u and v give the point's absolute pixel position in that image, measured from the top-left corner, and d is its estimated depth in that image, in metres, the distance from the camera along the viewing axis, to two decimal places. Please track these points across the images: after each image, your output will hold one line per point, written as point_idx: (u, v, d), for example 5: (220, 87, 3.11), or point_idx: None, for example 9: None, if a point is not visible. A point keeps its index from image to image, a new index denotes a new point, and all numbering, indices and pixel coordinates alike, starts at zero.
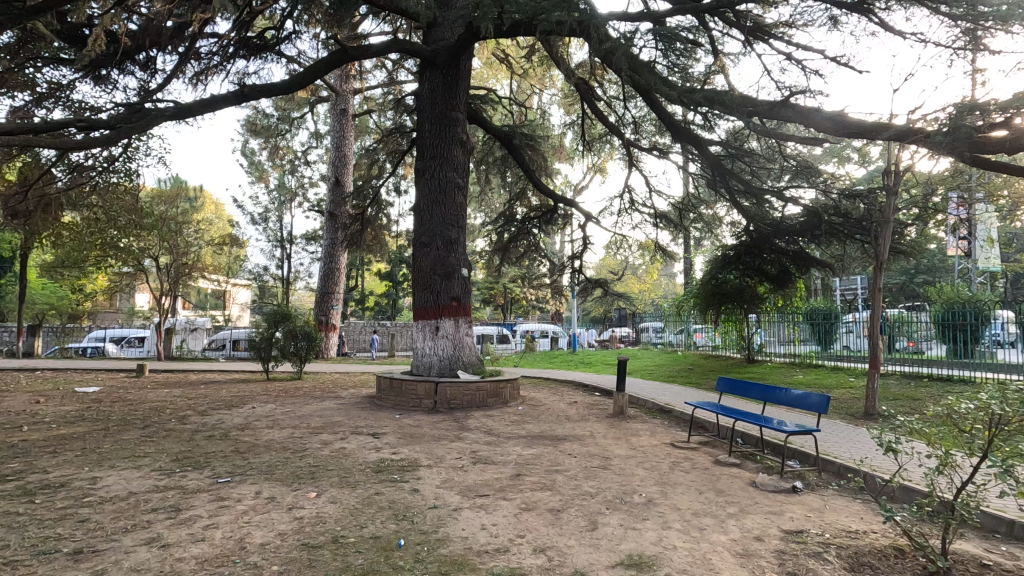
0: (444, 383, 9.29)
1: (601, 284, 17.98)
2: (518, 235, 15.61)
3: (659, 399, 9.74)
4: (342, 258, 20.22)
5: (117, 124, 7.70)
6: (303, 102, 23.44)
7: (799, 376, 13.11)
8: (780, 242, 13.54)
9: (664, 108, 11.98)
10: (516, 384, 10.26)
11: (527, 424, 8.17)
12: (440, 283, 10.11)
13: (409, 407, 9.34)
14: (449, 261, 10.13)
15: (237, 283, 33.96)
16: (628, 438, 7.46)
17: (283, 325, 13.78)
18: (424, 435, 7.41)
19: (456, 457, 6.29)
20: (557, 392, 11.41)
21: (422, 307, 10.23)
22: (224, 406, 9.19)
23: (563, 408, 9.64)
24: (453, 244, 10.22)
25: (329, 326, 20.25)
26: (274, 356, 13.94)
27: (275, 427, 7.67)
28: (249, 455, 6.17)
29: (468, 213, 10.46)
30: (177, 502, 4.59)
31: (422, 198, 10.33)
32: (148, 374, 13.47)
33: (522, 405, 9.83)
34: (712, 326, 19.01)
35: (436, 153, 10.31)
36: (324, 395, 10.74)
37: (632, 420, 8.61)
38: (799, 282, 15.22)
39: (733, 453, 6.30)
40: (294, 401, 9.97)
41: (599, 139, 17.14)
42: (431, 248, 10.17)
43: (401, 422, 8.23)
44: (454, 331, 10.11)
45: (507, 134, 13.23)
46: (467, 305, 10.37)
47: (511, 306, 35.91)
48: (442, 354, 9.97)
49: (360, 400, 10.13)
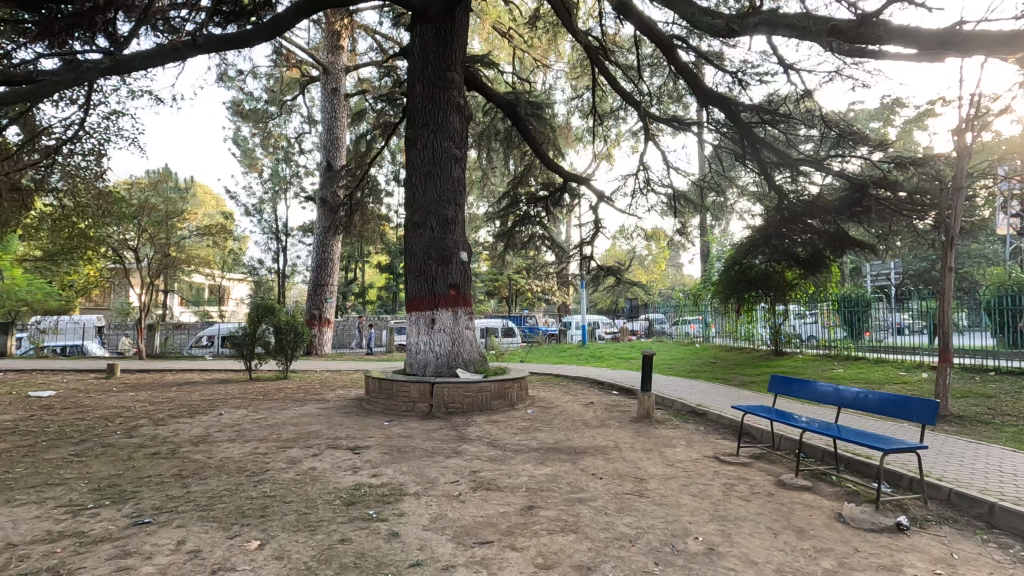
0: (440, 384, 8.02)
1: (613, 272, 16.63)
2: (524, 219, 14.28)
3: (690, 400, 8.48)
4: (335, 248, 18.99)
5: (39, 78, 6.40)
6: (293, 83, 22.04)
7: (837, 370, 11.77)
8: (815, 221, 12.24)
9: (688, 66, 10.60)
10: (524, 384, 8.99)
11: (539, 432, 6.90)
12: (436, 269, 8.81)
13: (401, 412, 8.07)
14: (445, 245, 8.84)
15: (232, 277, 32.75)
16: (662, 450, 6.17)
17: (267, 320, 12.52)
18: (416, 449, 6.15)
19: (452, 480, 5.02)
20: (570, 392, 10.12)
21: (416, 298, 8.95)
22: (187, 413, 7.94)
23: (579, 411, 8.35)
24: (450, 225, 8.94)
25: (320, 321, 18.96)
26: (257, 354, 12.72)
27: (238, 440, 6.41)
28: (190, 482, 4.90)
29: (467, 189, 9.15)
30: (63, 562, 3.32)
31: (414, 171, 9.02)
32: (119, 374, 12.28)
33: (532, 408, 8.57)
34: (733, 316, 17.66)
35: (429, 119, 8.98)
36: (307, 397, 9.51)
37: (661, 426, 7.31)
38: (833, 266, 13.85)
39: (801, 473, 5.00)
40: (270, 406, 8.72)
41: (610, 114, 15.75)
42: (425, 229, 8.87)
43: (389, 431, 6.97)
44: (452, 324, 8.82)
45: (512, 102, 11.86)
46: (468, 295, 9.07)
47: (515, 298, 34.61)
48: (439, 351, 8.69)
49: (346, 403, 8.88)
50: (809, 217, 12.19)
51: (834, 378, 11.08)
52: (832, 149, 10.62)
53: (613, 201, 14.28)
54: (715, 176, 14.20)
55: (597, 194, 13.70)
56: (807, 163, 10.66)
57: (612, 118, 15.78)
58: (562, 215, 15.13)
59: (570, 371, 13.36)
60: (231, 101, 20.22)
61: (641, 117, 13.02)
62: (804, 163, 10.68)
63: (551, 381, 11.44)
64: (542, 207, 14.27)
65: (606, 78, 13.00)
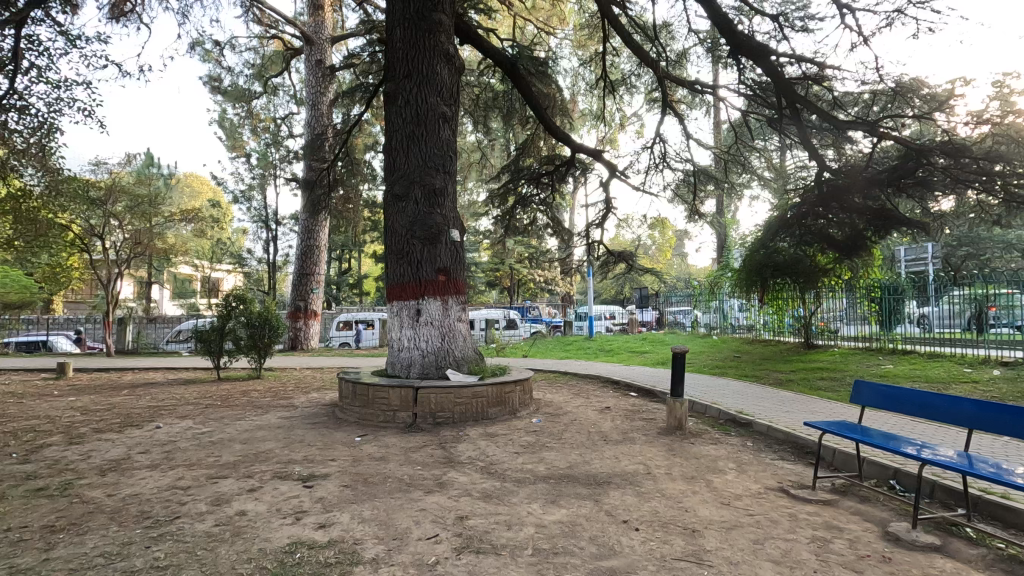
0: (426, 389, 6.59)
1: (624, 257, 15.08)
2: (526, 197, 12.78)
3: (729, 406, 7.07)
4: (322, 234, 17.52)
5: None
6: (278, 58, 20.42)
7: (886, 367, 10.24)
8: (857, 198, 10.86)
9: (719, 9, 9.04)
10: (528, 386, 7.56)
11: (549, 453, 5.46)
12: (421, 249, 7.33)
13: (378, 424, 6.62)
14: (432, 221, 7.37)
15: (220, 268, 31.29)
16: (709, 479, 4.72)
17: (237, 313, 11.05)
18: (387, 478, 4.72)
19: (429, 534, 3.57)
20: (581, 395, 8.69)
21: (398, 285, 7.49)
22: (118, 427, 6.50)
23: (594, 421, 6.93)
24: (438, 196, 7.45)
25: (306, 314, 17.56)
26: (226, 352, 11.25)
27: (159, 467, 4.96)
28: (55, 542, 3.45)
29: (458, 155, 7.67)
30: None
31: (395, 132, 7.53)
32: (71, 375, 10.86)
33: (537, 416, 7.16)
34: (757, 304, 16.16)
35: (411, 69, 7.50)
36: (272, 403, 8.09)
37: (701, 443, 5.86)
38: (874, 248, 12.37)
39: (919, 524, 3.56)
40: (225, 414, 7.29)
41: (622, 83, 14.18)
42: (407, 202, 7.40)
43: (359, 451, 5.53)
44: (442, 316, 7.37)
45: (512, 59, 10.32)
46: (460, 281, 7.62)
47: (517, 288, 33.06)
48: (426, 349, 7.25)
49: (315, 411, 7.43)
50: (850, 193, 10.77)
51: (885, 375, 9.63)
52: (886, 108, 9.23)
53: (626, 179, 12.82)
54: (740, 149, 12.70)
55: (610, 167, 12.17)
56: (857, 127, 9.18)
57: (625, 87, 14.19)
58: (566, 192, 13.65)
59: (579, 369, 11.92)
60: (207, 78, 18.58)
61: (658, 80, 11.54)
62: (854, 125, 9.20)
63: (558, 381, 10.03)
64: (544, 185, 12.75)
65: (618, 33, 11.41)
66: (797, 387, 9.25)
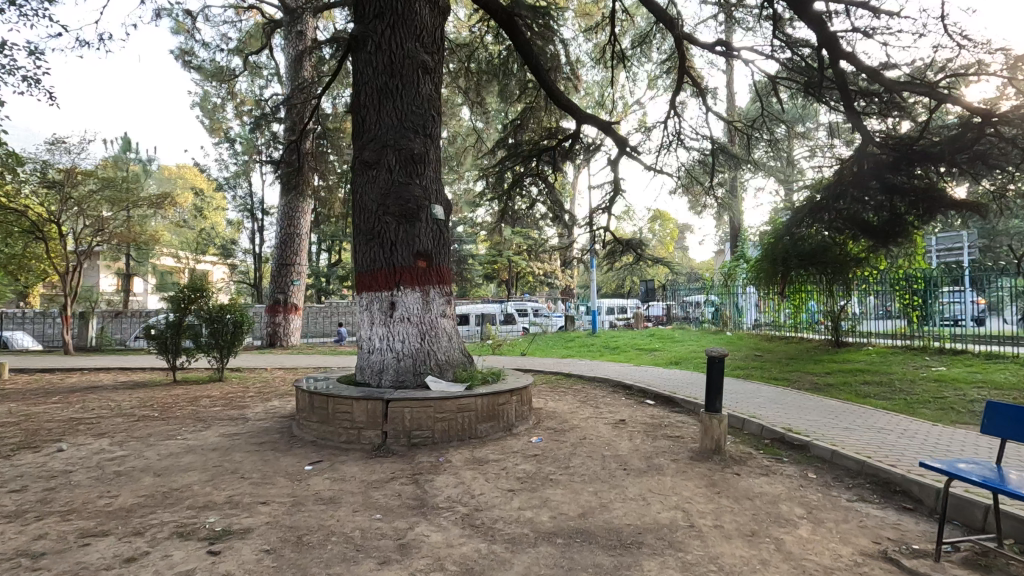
0: (399, 403, 5.26)
1: (632, 246, 13.71)
2: (524, 177, 11.40)
3: (776, 423, 5.75)
4: (303, 221, 16.17)
5: None
6: (257, 31, 18.87)
7: (938, 369, 8.86)
8: (901, 176, 9.60)
9: None
10: (526, 396, 6.25)
11: (555, 492, 4.13)
12: (395, 228, 5.97)
13: (340, 445, 5.30)
14: (410, 193, 6.01)
15: (205, 260, 29.86)
16: (778, 537, 3.39)
17: (195, 308, 9.75)
18: (330, 537, 3.38)
19: None
20: (590, 404, 7.37)
21: (368, 273, 6.12)
22: (9, 450, 5.15)
23: (608, 441, 5.62)
24: (417, 164, 6.08)
25: (286, 308, 16.19)
26: (182, 351, 9.90)
27: (21, 518, 3.62)
28: None
29: (441, 114, 6.32)
30: None
31: (364, 86, 6.17)
32: (4, 377, 9.52)
33: (538, 433, 5.85)
34: (775, 299, 14.77)
35: (384, 6, 6.14)
36: (219, 414, 6.74)
37: (752, 476, 4.54)
38: (917, 234, 11.01)
39: None
40: (154, 431, 5.93)
41: (632, 52, 12.75)
42: (378, 169, 6.02)
43: (305, 488, 4.21)
44: (422, 310, 6.03)
45: (509, 10, 8.92)
46: (444, 269, 6.28)
47: (515, 281, 31.66)
48: (402, 351, 5.93)
49: (267, 426, 6.10)
50: (895, 170, 9.56)
51: (941, 377, 8.32)
52: (948, 65, 7.92)
53: (636, 158, 11.47)
54: (765, 123, 11.34)
55: (620, 143, 10.78)
56: (914, 88, 7.94)
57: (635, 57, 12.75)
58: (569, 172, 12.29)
59: (584, 370, 10.60)
60: (178, 52, 16.96)
61: (676, 41, 10.16)
62: (911, 87, 7.96)
63: (560, 386, 8.71)
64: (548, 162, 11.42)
65: None
66: (838, 393, 7.90)
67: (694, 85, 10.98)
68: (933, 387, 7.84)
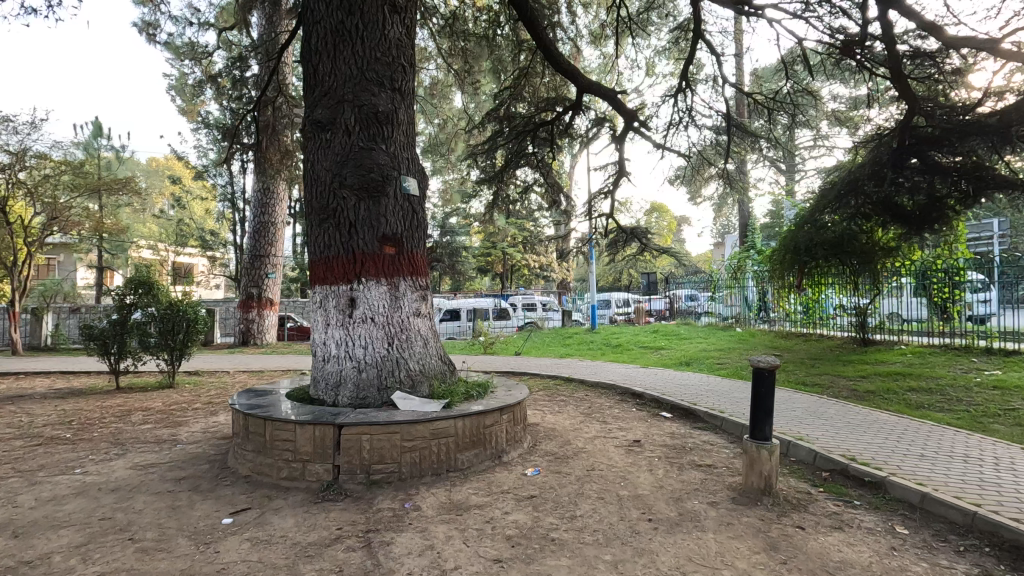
0: (354, 429, 4.06)
1: (636, 235, 12.52)
2: (519, 157, 10.18)
3: (836, 451, 4.57)
4: (279, 209, 14.90)
5: None
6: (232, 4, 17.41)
7: (992, 373, 7.73)
8: (947, 153, 8.46)
9: None
10: (519, 414, 5.07)
11: (557, 565, 2.95)
12: (355, 203, 4.75)
13: (279, 484, 4.12)
14: (374, 160, 4.79)
15: (186, 253, 28.56)
16: None
17: (143, 305, 8.52)
18: None
19: None
20: (597, 419, 6.21)
21: (321, 261, 4.88)
22: None
23: (622, 473, 4.45)
24: (383, 125, 4.86)
25: (260, 303, 14.93)
26: (126, 352, 8.63)
27: None
28: None
29: (413, 65, 5.11)
30: None
31: (317, 26, 4.93)
32: None
33: (534, 463, 4.67)
34: (789, 292, 13.66)
35: None
36: (146, 435, 5.51)
37: (823, 533, 3.38)
38: (958, 221, 9.88)
39: None
40: (52, 461, 4.69)
41: (639, 19, 11.47)
42: (334, 130, 4.79)
43: (209, 560, 3.01)
44: (390, 307, 4.82)
45: None
46: (417, 256, 5.08)
47: (510, 274, 30.43)
48: (363, 359, 4.73)
49: (197, 454, 4.89)
50: (939, 146, 8.40)
51: (999, 383, 7.20)
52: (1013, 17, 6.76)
53: (645, 135, 10.25)
54: (790, 95, 10.10)
55: (627, 117, 9.56)
56: (975, 44, 6.75)
57: (644, 24, 11.47)
58: (569, 152, 11.06)
59: (586, 372, 9.43)
60: (140, 24, 15.40)
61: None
62: (971, 43, 6.77)
63: (560, 395, 7.54)
64: (544, 140, 10.22)
65: None
66: (886, 402, 6.71)
67: (710, 52, 9.73)
68: (998, 396, 6.69)
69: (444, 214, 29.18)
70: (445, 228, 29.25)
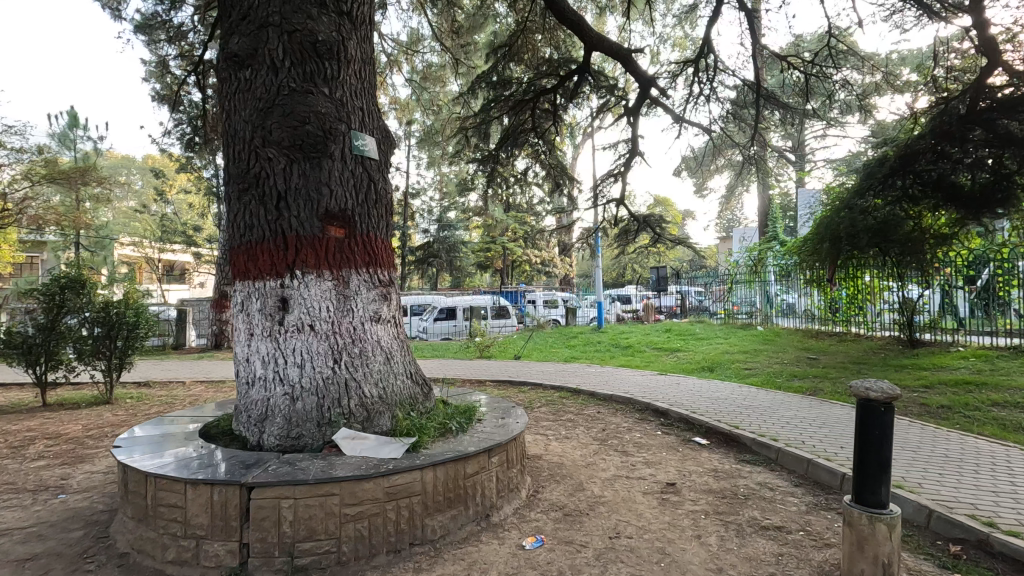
0: (267, 491, 2.76)
1: (647, 223, 11.16)
2: (514, 130, 8.83)
3: (961, 510, 3.24)
4: None
5: None
6: None
7: None
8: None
9: None
10: (516, 453, 3.76)
11: None
12: (283, 167, 3.43)
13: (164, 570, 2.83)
14: (309, 107, 3.45)
15: (170, 249, 27.29)
16: None
17: (74, 308, 7.24)
18: None
19: None
20: (614, 450, 4.87)
21: (242, 246, 3.56)
22: None
23: (659, 543, 3.14)
24: (323, 60, 3.54)
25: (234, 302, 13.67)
26: (56, 363, 7.35)
27: None
28: None
29: None
30: None
31: None
32: None
33: (534, 526, 3.36)
34: (819, 287, 12.29)
35: None
36: (25, 479, 4.19)
37: None
38: None
39: None
40: None
41: None
42: (256, 65, 3.47)
43: None
44: (336, 308, 3.51)
45: None
46: (374, 239, 3.78)
47: (511, 271, 29.05)
48: (298, 381, 3.42)
49: (75, 512, 3.58)
50: (1014, 113, 7.00)
51: None
52: None
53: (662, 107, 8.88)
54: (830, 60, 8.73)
55: (642, 84, 8.20)
56: None
57: None
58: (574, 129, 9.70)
59: (596, 381, 8.10)
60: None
61: None
62: None
63: (567, 414, 6.19)
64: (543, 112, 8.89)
65: None
66: (977, 424, 5.33)
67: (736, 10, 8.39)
68: None
69: (441, 208, 27.85)
70: (443, 222, 27.92)
